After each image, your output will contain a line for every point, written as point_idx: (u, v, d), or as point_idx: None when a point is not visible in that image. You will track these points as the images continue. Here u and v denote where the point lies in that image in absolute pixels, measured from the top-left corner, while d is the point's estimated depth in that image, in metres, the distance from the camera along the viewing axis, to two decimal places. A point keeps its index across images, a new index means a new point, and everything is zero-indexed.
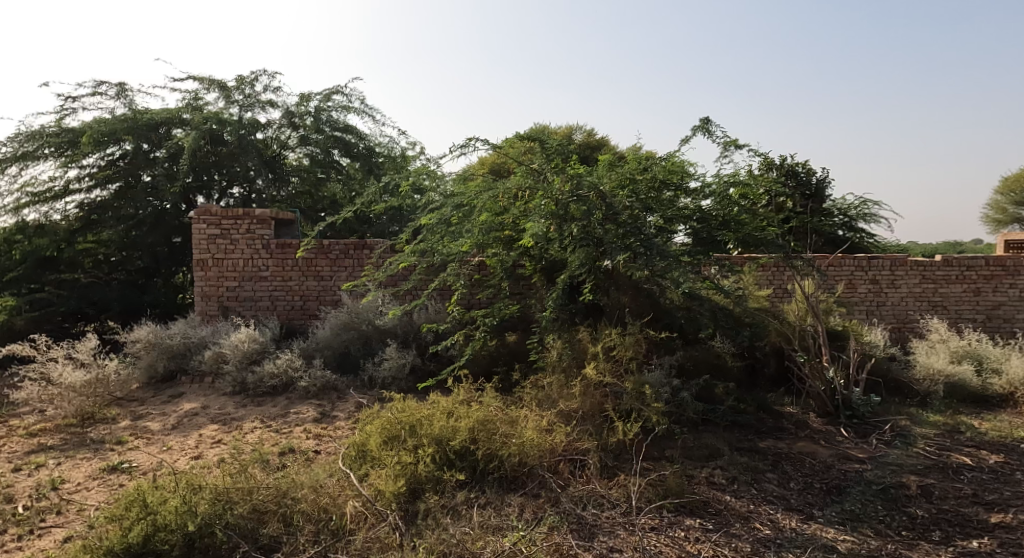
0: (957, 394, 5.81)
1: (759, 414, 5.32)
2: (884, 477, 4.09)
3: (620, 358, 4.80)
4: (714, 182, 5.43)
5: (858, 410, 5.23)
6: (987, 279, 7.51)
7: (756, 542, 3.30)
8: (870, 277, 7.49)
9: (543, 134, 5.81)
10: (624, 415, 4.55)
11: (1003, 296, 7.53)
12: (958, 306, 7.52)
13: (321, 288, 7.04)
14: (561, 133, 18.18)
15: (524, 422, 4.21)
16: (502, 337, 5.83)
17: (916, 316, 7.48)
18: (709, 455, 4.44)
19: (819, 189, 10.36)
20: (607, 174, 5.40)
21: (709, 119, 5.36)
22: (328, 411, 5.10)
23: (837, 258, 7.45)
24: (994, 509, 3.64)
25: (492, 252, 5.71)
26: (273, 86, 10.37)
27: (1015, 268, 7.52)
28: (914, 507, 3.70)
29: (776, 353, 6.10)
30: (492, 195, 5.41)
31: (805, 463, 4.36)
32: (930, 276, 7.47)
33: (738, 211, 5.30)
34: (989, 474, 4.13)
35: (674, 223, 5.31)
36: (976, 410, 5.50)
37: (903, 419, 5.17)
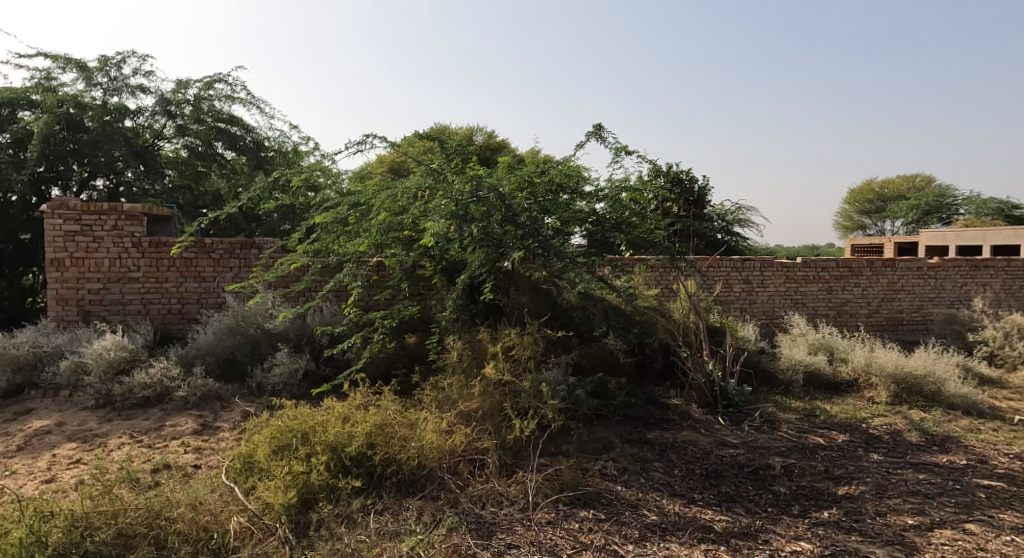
0: (814, 381, 6.47)
1: (648, 406, 5.65)
2: (753, 460, 4.49)
3: (519, 358, 4.92)
4: (607, 186, 5.72)
5: (733, 400, 5.70)
6: (837, 279, 8.41)
7: (643, 528, 3.52)
8: (743, 277, 8.14)
9: (445, 134, 5.86)
10: (522, 413, 4.68)
11: (850, 293, 8.47)
12: (815, 302, 8.36)
13: (202, 290, 6.64)
14: (462, 134, 18.32)
15: (423, 424, 4.21)
16: (401, 338, 5.78)
17: (781, 312, 8.24)
18: (602, 448, 4.67)
19: (701, 196, 11.12)
20: (507, 175, 5.50)
21: (602, 125, 5.62)
22: (210, 422, 4.84)
23: (715, 259, 8.03)
24: (841, 483, 4.11)
25: (391, 253, 5.65)
26: (143, 70, 9.65)
27: (859, 268, 8.47)
28: (778, 485, 4.10)
29: (663, 349, 6.50)
30: (391, 194, 5.37)
31: (687, 450, 4.69)
32: (792, 276, 8.25)
33: (629, 213, 5.58)
34: (837, 451, 4.66)
35: (571, 225, 5.46)
36: (829, 396, 6.16)
37: (769, 405, 5.69)
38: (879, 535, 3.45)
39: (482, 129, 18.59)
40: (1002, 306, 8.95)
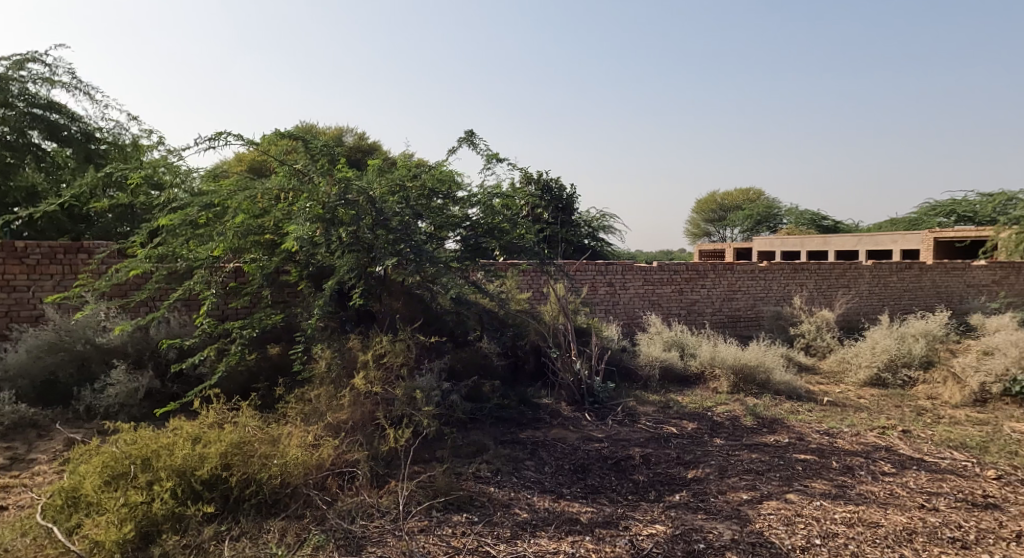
0: (669, 375, 6.98)
1: (520, 407, 5.78)
2: (616, 452, 4.75)
3: (392, 366, 4.81)
4: (479, 192, 5.72)
5: (599, 396, 5.99)
6: (687, 281, 9.14)
7: (514, 526, 3.59)
8: (606, 280, 8.59)
9: (309, 134, 5.60)
10: (396, 421, 4.59)
11: (698, 294, 9.25)
12: (669, 303, 9.03)
13: (13, 302, 5.78)
14: (331, 134, 17.74)
15: (287, 440, 3.99)
16: (262, 350, 5.45)
17: (639, 313, 8.80)
18: (476, 451, 4.70)
19: (570, 203, 11.60)
20: (377, 179, 5.37)
21: (473, 132, 5.69)
22: (22, 455, 4.24)
23: (581, 264, 8.40)
24: (691, 467, 4.47)
25: (250, 258, 5.33)
26: None
27: (704, 271, 9.27)
28: (638, 474, 4.37)
29: (535, 350, 6.68)
30: (249, 195, 5.06)
31: (556, 447, 4.86)
32: (649, 279, 8.85)
33: (501, 219, 5.70)
34: (688, 438, 5.06)
35: (444, 229, 5.55)
36: (681, 388, 6.68)
37: (630, 400, 6.06)
38: (721, 511, 3.80)
39: (352, 130, 18.11)
40: (816, 303, 10.17)
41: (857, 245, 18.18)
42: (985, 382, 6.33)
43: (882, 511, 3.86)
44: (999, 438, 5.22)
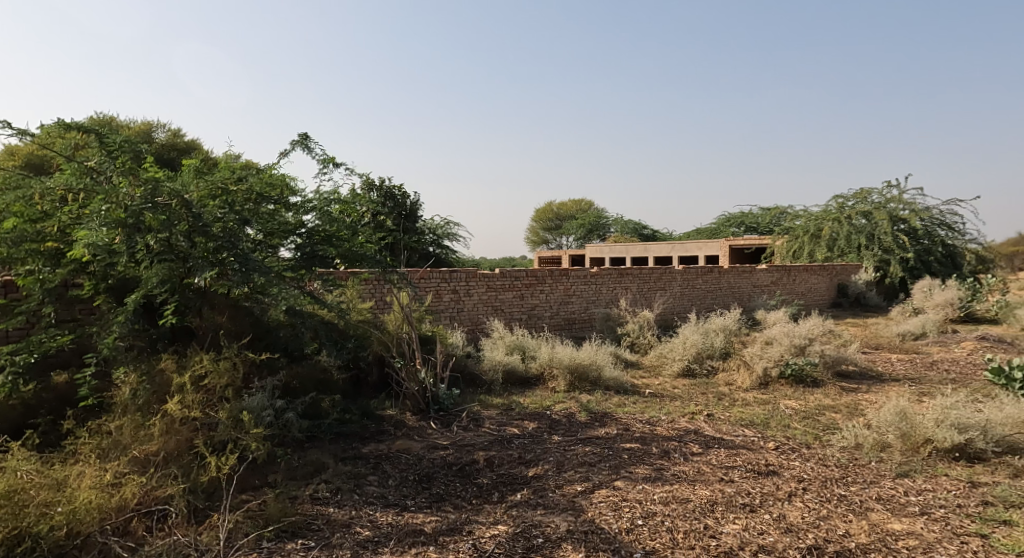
0: (511, 378, 7.13)
1: (362, 420, 5.52)
2: (461, 458, 4.71)
3: (214, 388, 4.36)
4: (315, 198, 5.39)
5: (444, 403, 5.92)
6: (527, 286, 9.44)
7: (354, 546, 3.39)
8: (451, 287, 8.57)
9: (107, 127, 4.82)
10: (218, 448, 4.12)
11: (538, 299, 9.60)
12: (511, 308, 9.25)
13: None
14: (135, 129, 15.81)
15: (77, 482, 3.40)
16: (45, 378, 4.62)
17: (483, 319, 8.90)
18: (314, 471, 4.39)
19: (413, 210, 11.46)
20: (194, 182, 4.77)
21: (308, 134, 5.35)
22: None
23: (425, 271, 8.30)
24: (532, 465, 4.57)
25: (27, 271, 4.48)
26: None
27: (543, 277, 9.65)
28: (482, 477, 4.37)
29: (377, 361, 6.44)
30: (23, 195, 4.34)
31: (400, 459, 4.71)
32: (492, 285, 8.99)
33: (340, 227, 5.38)
34: (528, 438, 5.18)
35: (276, 237, 5.13)
36: (523, 390, 6.84)
37: (474, 405, 6.07)
38: (557, 504, 3.93)
39: (163, 125, 16.31)
40: (639, 304, 11.03)
41: (672, 252, 20.16)
42: (767, 367, 7.28)
43: (691, 487, 4.28)
44: (776, 414, 6.03)
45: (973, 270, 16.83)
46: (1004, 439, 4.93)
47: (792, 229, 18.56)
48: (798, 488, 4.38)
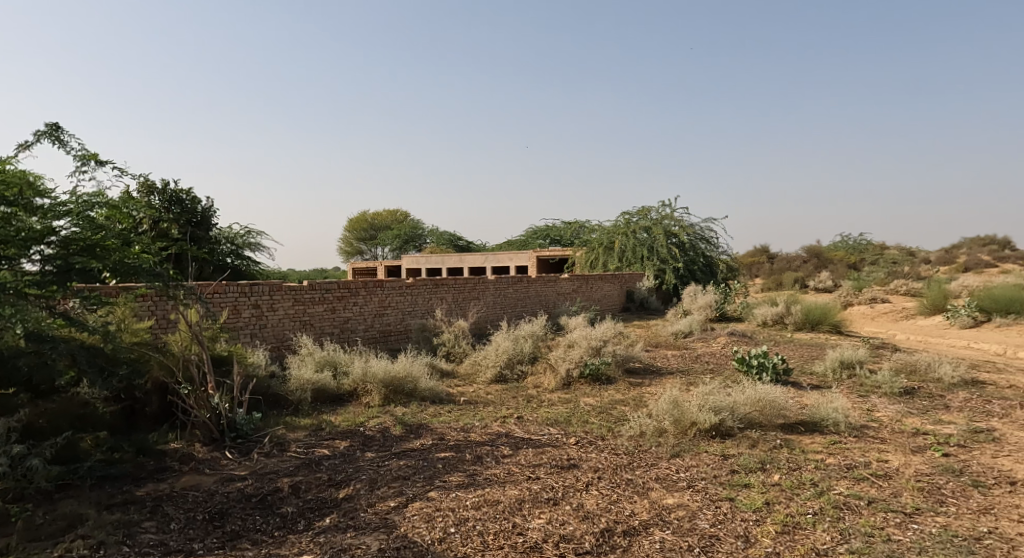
0: (321, 396, 6.83)
1: (138, 458, 4.90)
2: (262, 488, 4.42)
3: None
4: (70, 201, 4.62)
5: (242, 430, 5.49)
6: (339, 299, 9.15)
7: None
8: (251, 302, 8.00)
9: None
10: None
11: (350, 312, 9.33)
12: (321, 322, 8.88)
13: None
14: None
15: None
16: None
17: (290, 334, 8.42)
18: (69, 526, 3.79)
19: (205, 217, 10.44)
20: None
21: (59, 127, 4.58)
22: None
23: (221, 285, 7.65)
24: (341, 487, 4.44)
25: None
26: None
27: (356, 289, 9.42)
28: (286, 506, 4.15)
29: (158, 389, 5.76)
30: None
31: (187, 497, 4.28)
32: (299, 299, 8.56)
33: (105, 235, 4.68)
34: (339, 458, 5.03)
35: (15, 246, 4.25)
36: (334, 407, 6.60)
37: (279, 428, 5.72)
38: (369, 524, 3.87)
39: None
40: (454, 314, 11.24)
41: (484, 262, 20.91)
42: (569, 368, 7.90)
43: (500, 489, 4.49)
44: (576, 411, 6.56)
45: (727, 278, 19.94)
46: (746, 416, 5.93)
47: (589, 241, 20.34)
48: (594, 477, 4.82)
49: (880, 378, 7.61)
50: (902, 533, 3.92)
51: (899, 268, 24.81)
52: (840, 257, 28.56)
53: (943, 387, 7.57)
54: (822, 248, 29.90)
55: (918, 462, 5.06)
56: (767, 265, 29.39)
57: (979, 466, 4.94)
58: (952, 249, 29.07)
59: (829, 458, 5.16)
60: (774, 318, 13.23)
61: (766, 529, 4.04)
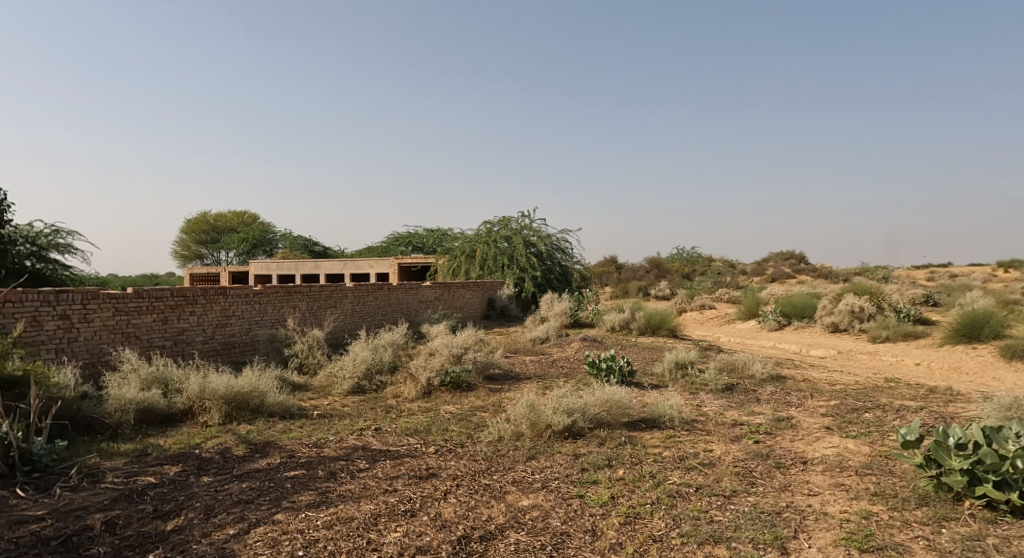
0: (147, 418, 6.11)
1: None
2: (67, 527, 3.85)
3: None
4: None
5: (41, 462, 4.73)
6: (172, 308, 8.30)
7: None
8: (59, 312, 7.01)
9: None
10: None
11: (186, 322, 8.49)
12: (149, 334, 7.99)
13: None
14: None
15: None
16: None
17: (109, 349, 7.48)
18: None
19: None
20: None
21: None
22: None
23: (17, 292, 6.62)
24: (168, 517, 4.00)
25: None
26: None
27: (193, 297, 8.61)
28: (97, 546, 3.65)
29: None
30: None
31: None
32: (121, 308, 7.65)
33: None
34: (168, 485, 4.53)
35: None
36: (163, 430, 5.94)
37: (92, 457, 5.02)
38: None
39: None
40: (308, 324, 10.66)
41: (341, 269, 20.17)
42: (430, 377, 7.81)
43: (355, 505, 4.30)
44: (436, 420, 6.49)
45: (581, 286, 20.99)
46: (596, 416, 6.24)
47: (451, 249, 20.38)
48: (452, 485, 4.79)
49: (707, 377, 8.42)
50: (723, 514, 4.33)
51: (725, 278, 27.71)
52: (676, 268, 31.26)
53: (757, 382, 8.54)
54: (662, 259, 32.54)
55: (736, 449, 5.64)
56: (615, 274, 31.35)
57: (781, 450, 5.63)
58: (765, 262, 33.03)
59: (666, 451, 5.58)
60: (621, 323, 14.12)
61: (611, 522, 4.26)
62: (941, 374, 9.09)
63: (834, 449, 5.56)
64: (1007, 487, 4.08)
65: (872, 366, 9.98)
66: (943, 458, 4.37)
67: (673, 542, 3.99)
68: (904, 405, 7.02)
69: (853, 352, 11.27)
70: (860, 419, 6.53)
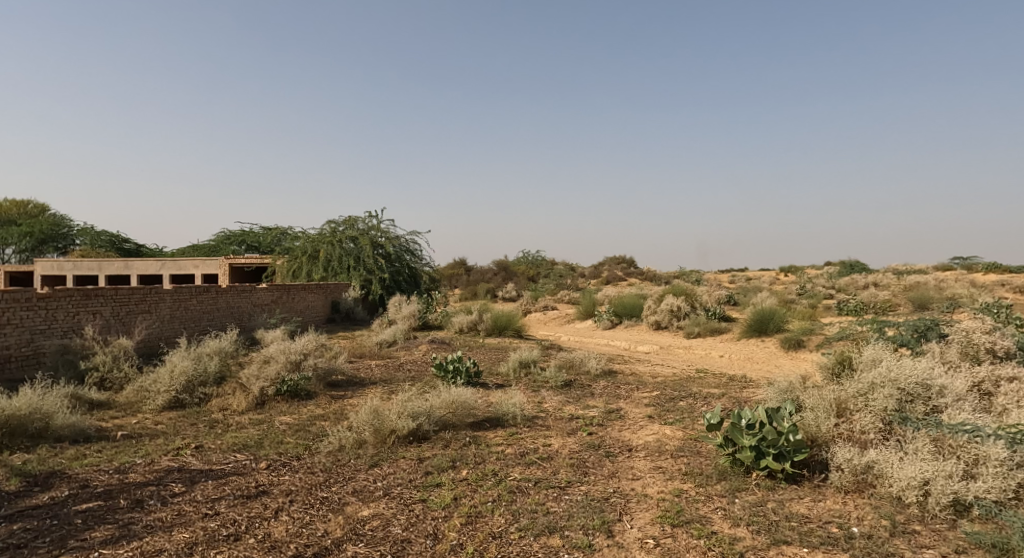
0: None
1: None
2: None
3: None
4: None
5: None
6: None
7: None
8: None
9: None
10: None
11: None
12: None
13: None
14: None
15: None
16: None
17: None
18: None
19: None
20: None
21: None
22: None
23: None
24: None
25: None
26: None
27: None
28: None
29: None
30: None
31: None
32: None
33: None
34: None
35: None
36: None
37: None
38: None
39: None
40: (113, 332, 9.45)
41: (159, 269, 18.21)
42: (263, 387, 7.29)
43: (167, 535, 3.90)
44: (270, 432, 6.07)
45: (430, 288, 20.92)
46: (440, 419, 6.24)
47: (292, 249, 19.25)
48: (284, 501, 4.51)
49: (547, 375, 8.81)
50: (558, 504, 4.55)
51: (566, 281, 29.21)
52: (521, 270, 32.34)
53: (591, 378, 9.10)
54: (507, 261, 33.48)
55: (572, 442, 5.95)
56: (464, 277, 31.60)
57: (611, 439, 6.05)
58: (601, 266, 35.35)
59: (507, 448, 5.73)
60: (469, 324, 14.28)
61: (452, 523, 4.29)
62: (739, 364, 10.39)
63: (654, 436, 6.09)
64: (783, 458, 4.76)
65: (687, 359, 11.12)
66: (737, 436, 4.99)
67: (511, 537, 4.11)
68: (711, 393, 7.90)
69: (671, 346, 12.47)
70: (675, 407, 7.24)
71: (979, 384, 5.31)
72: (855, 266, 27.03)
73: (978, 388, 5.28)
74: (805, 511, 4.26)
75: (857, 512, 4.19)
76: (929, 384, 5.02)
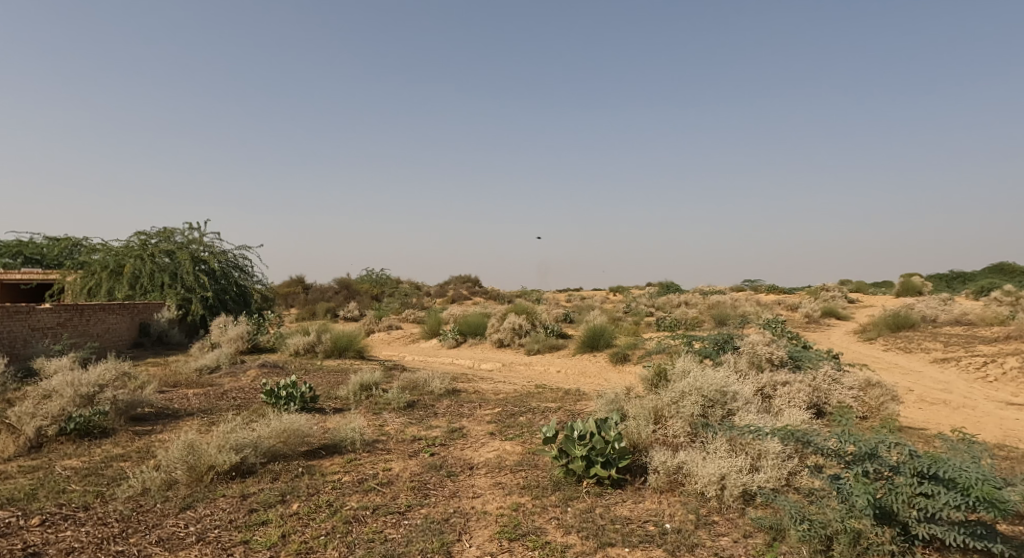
0: None
1: None
2: None
3: None
4: None
5: None
6: None
7: None
8: None
9: None
10: None
11: None
12: None
13: None
14: None
15: None
16: None
17: None
18: None
19: None
20: None
21: None
22: None
23: None
24: None
25: None
26: None
27: None
28: None
29: None
30: None
31: None
32: None
33: None
34: None
35: None
36: None
37: None
38: None
39: None
40: None
41: None
42: (41, 426, 6.28)
43: None
44: (48, 480, 5.23)
45: (261, 307, 19.51)
46: (269, 449, 5.81)
47: (88, 263, 16.85)
48: None
49: (389, 397, 8.61)
50: (396, 531, 4.45)
51: (409, 300, 28.89)
52: (364, 289, 31.43)
53: (434, 397, 9.06)
54: (349, 279, 32.37)
55: (412, 465, 5.86)
56: (302, 295, 29.97)
57: (452, 459, 6.05)
58: (446, 284, 35.53)
59: (345, 476, 5.50)
60: (306, 347, 13.55)
61: None
62: (574, 379, 10.99)
63: (494, 452, 6.21)
64: (609, 465, 5.10)
65: (526, 375, 11.52)
66: (570, 447, 5.26)
67: None
68: (548, 407, 8.25)
69: (513, 363, 12.85)
70: (515, 423, 7.45)
71: (762, 388, 6.14)
72: (672, 287, 29.96)
73: (761, 391, 6.10)
74: (627, 513, 4.59)
75: (670, 509, 4.59)
76: (725, 390, 5.71)
